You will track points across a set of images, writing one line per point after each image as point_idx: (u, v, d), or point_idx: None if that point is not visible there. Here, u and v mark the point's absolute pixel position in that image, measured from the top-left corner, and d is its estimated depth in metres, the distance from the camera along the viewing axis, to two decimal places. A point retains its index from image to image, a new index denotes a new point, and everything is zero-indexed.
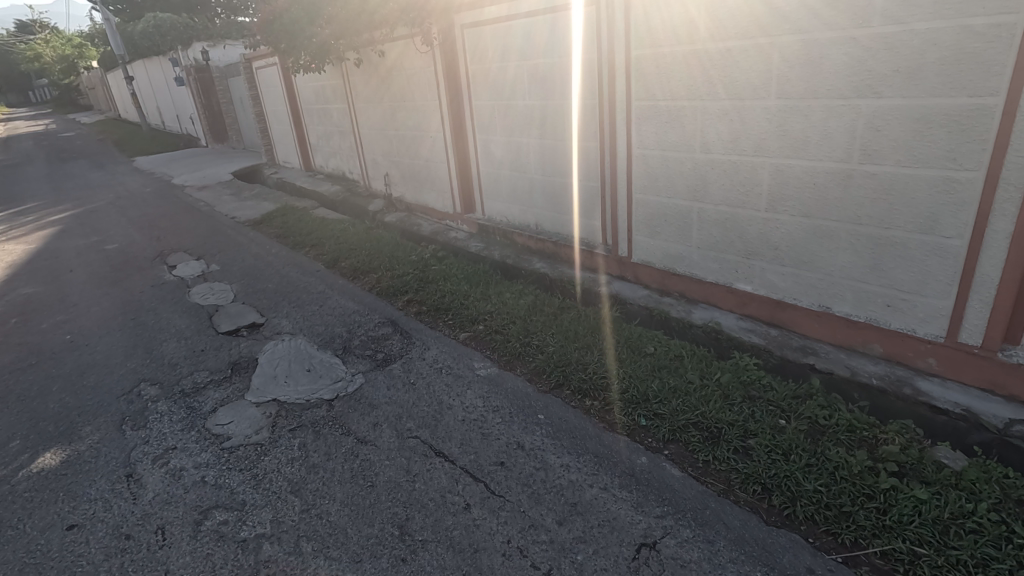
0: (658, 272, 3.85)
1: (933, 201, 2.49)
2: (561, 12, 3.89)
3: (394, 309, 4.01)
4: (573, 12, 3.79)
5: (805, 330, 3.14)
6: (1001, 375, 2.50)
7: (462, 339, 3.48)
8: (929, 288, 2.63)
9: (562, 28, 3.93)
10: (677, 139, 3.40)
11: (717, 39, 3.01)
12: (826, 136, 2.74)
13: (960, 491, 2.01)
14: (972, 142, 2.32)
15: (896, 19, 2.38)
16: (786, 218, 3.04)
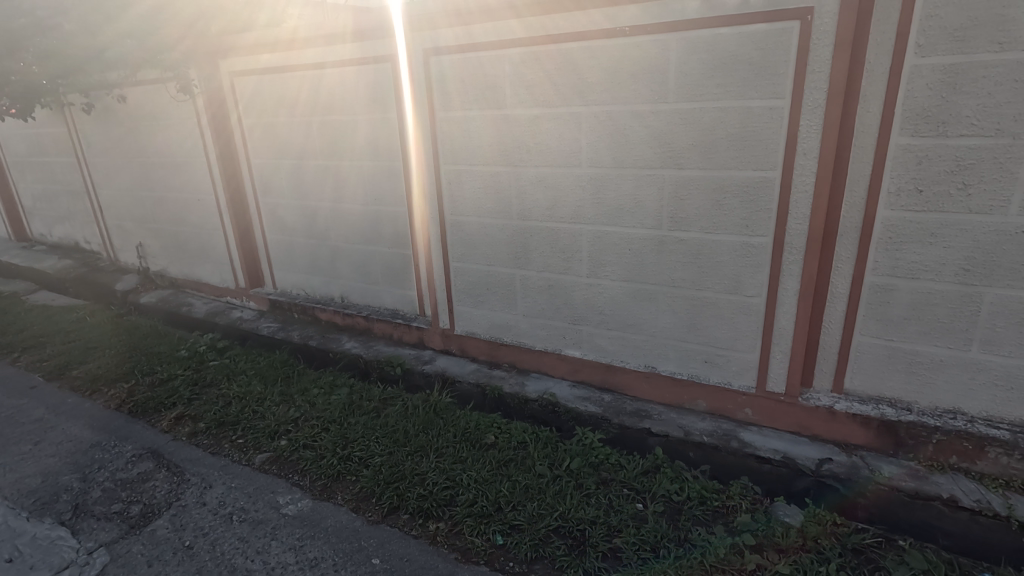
0: (485, 342, 3.56)
1: (735, 263, 2.64)
2: (353, 65, 3.51)
3: (158, 433, 3.05)
4: (369, 67, 3.45)
5: (636, 392, 3.10)
6: (805, 418, 2.65)
7: (259, 463, 2.76)
8: (739, 343, 2.75)
9: (358, 82, 3.54)
10: (494, 206, 3.22)
11: (525, 105, 2.92)
12: (638, 204, 2.78)
13: (810, 555, 2.16)
14: (760, 211, 2.51)
15: (688, 97, 2.51)
16: (609, 283, 3.02)
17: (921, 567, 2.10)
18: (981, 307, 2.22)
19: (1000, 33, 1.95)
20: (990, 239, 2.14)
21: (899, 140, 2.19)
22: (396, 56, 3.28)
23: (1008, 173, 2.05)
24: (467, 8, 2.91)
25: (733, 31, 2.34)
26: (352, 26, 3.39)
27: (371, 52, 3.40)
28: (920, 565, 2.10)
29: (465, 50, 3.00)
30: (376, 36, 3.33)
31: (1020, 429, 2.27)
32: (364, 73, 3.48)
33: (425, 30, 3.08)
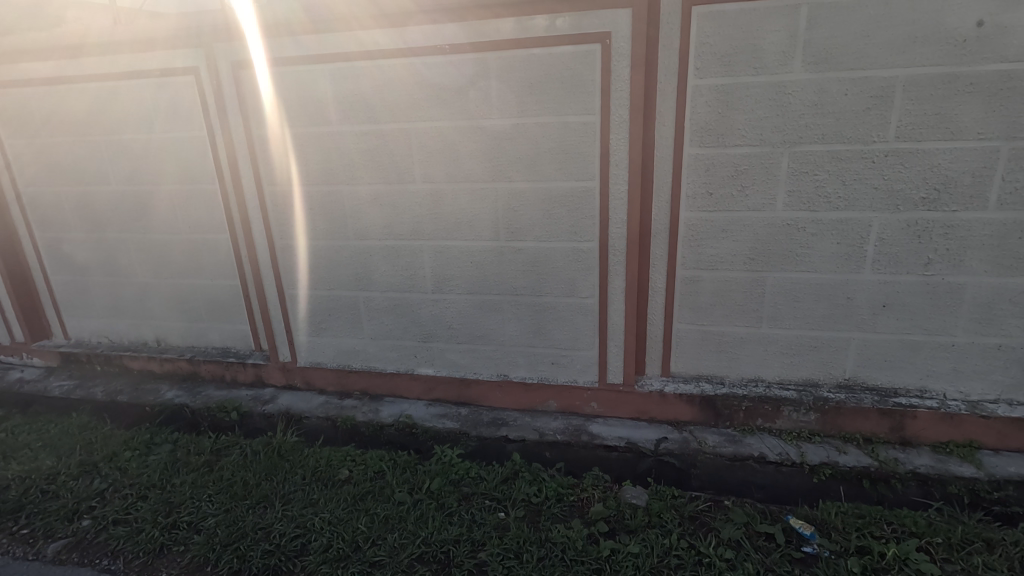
0: (332, 372, 3.34)
1: (568, 267, 2.80)
2: (146, 78, 3.10)
3: None
4: (166, 80, 3.07)
5: (492, 401, 3.13)
6: (643, 404, 2.89)
7: (54, 548, 2.37)
8: (579, 342, 2.92)
9: (154, 97, 3.13)
10: (328, 227, 3.06)
11: (350, 121, 2.83)
12: (475, 218, 2.83)
13: (655, 529, 2.37)
14: (585, 218, 2.69)
15: (511, 113, 2.62)
16: (454, 296, 3.02)
17: (743, 521, 2.39)
18: (765, 289, 2.62)
19: (755, 59, 2.33)
20: (766, 231, 2.53)
21: (691, 151, 2.50)
22: (198, 68, 2.98)
23: (773, 176, 2.45)
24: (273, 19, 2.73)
25: (545, 51, 2.50)
26: (140, 34, 3.00)
27: (167, 64, 3.04)
28: (742, 519, 2.39)
29: (275, 63, 2.82)
30: (171, 46, 2.98)
31: (803, 387, 2.71)
32: (162, 87, 3.09)
33: (229, 41, 2.85)
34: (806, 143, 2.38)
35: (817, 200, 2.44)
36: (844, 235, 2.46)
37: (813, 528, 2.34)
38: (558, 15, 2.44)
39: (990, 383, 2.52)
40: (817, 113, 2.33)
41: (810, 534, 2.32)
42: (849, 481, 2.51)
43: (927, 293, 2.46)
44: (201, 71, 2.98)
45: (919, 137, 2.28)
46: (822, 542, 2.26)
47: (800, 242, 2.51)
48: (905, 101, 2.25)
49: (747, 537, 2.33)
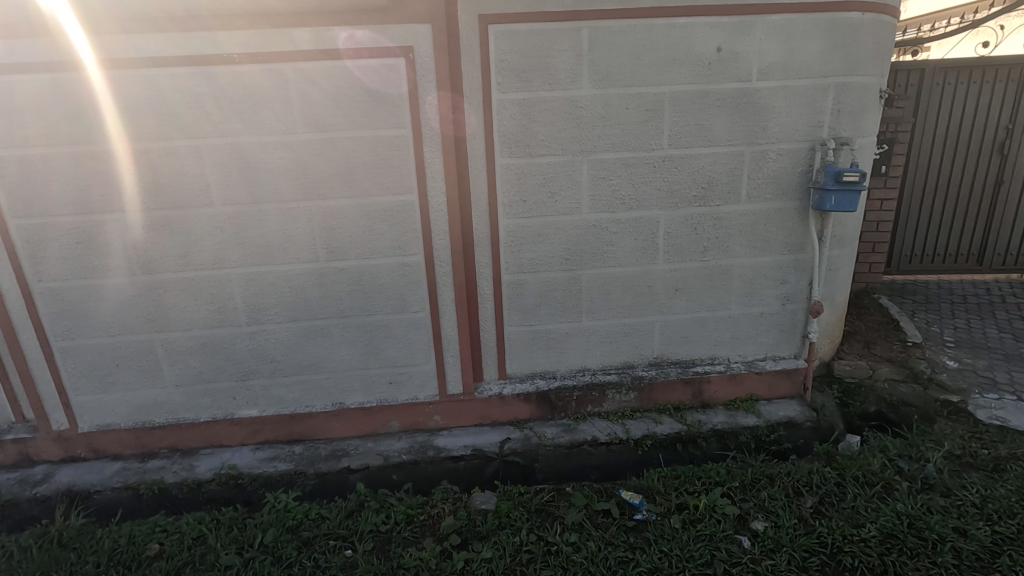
0: (128, 432, 2.83)
1: (396, 283, 2.74)
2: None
3: None
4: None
5: (328, 433, 2.92)
6: (484, 409, 2.94)
7: None
8: (415, 358, 2.87)
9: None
10: (106, 262, 2.59)
11: (120, 138, 2.44)
12: (289, 240, 2.62)
13: (506, 529, 2.44)
14: (408, 232, 2.66)
15: (317, 126, 2.48)
16: (274, 326, 2.76)
17: (583, 504, 2.56)
18: (581, 286, 2.85)
19: (549, 76, 2.52)
20: (576, 233, 2.76)
21: (502, 161, 2.62)
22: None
23: (576, 183, 2.68)
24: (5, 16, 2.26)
25: (346, 63, 2.41)
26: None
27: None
28: (582, 501, 2.56)
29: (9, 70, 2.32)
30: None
31: (622, 370, 3.00)
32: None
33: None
34: (600, 152, 2.64)
35: (614, 202, 2.72)
36: (639, 232, 2.78)
37: (641, 497, 2.58)
38: (357, 27, 2.37)
39: (759, 345, 3.05)
40: (606, 125, 2.60)
41: (639, 502, 2.55)
42: (666, 448, 2.84)
43: (707, 276, 2.89)
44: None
45: (686, 144, 2.67)
46: (650, 507, 2.50)
47: (605, 241, 2.78)
48: (673, 114, 2.62)
49: (588, 518, 2.50)
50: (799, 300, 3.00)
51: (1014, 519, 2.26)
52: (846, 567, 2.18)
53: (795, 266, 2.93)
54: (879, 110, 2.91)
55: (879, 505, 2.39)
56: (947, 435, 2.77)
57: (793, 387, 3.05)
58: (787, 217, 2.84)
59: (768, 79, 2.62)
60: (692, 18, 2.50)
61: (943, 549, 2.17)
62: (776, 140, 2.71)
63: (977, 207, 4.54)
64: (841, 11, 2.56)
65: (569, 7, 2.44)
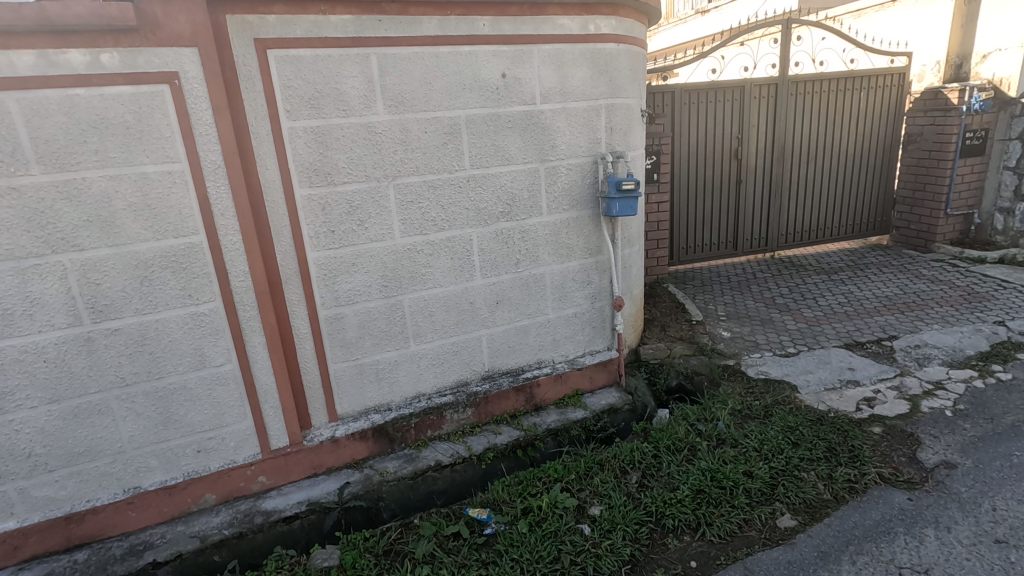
0: None
1: (190, 337, 2.41)
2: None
3: None
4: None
5: (121, 527, 2.44)
6: (315, 458, 2.72)
7: None
8: (226, 417, 2.55)
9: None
10: None
11: None
12: (36, 304, 2.15)
13: None
14: (198, 278, 2.36)
15: (61, 166, 2.09)
16: (26, 413, 2.23)
17: (432, 532, 2.53)
18: (404, 311, 2.80)
19: (340, 103, 2.45)
20: (391, 259, 2.71)
21: (301, 192, 2.47)
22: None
23: (384, 209, 2.64)
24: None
25: (89, 91, 2.07)
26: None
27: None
28: (431, 530, 2.52)
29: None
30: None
31: (457, 389, 3.02)
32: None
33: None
34: (404, 176, 2.64)
35: (426, 224, 2.74)
36: (454, 251, 2.84)
37: (489, 510, 2.62)
38: (100, 50, 2.05)
39: (577, 343, 3.30)
40: (406, 149, 2.61)
41: (486, 516, 2.60)
42: (507, 456, 2.92)
43: (523, 286, 3.06)
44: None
45: (486, 164, 2.80)
46: (497, 519, 2.56)
47: (422, 263, 2.78)
48: (469, 137, 2.73)
49: (438, 545, 2.47)
50: (604, 298, 3.33)
51: (783, 453, 2.76)
52: (669, 529, 2.45)
53: (596, 267, 3.25)
54: (643, 126, 3.38)
55: (688, 467, 2.74)
56: (730, 395, 3.28)
57: (610, 375, 3.36)
58: (583, 224, 3.14)
59: (550, 102, 2.87)
60: (474, 46, 2.64)
61: (738, 493, 2.55)
62: (564, 156, 2.99)
63: (727, 203, 5.52)
64: (600, 42, 2.93)
65: (352, 33, 2.41)
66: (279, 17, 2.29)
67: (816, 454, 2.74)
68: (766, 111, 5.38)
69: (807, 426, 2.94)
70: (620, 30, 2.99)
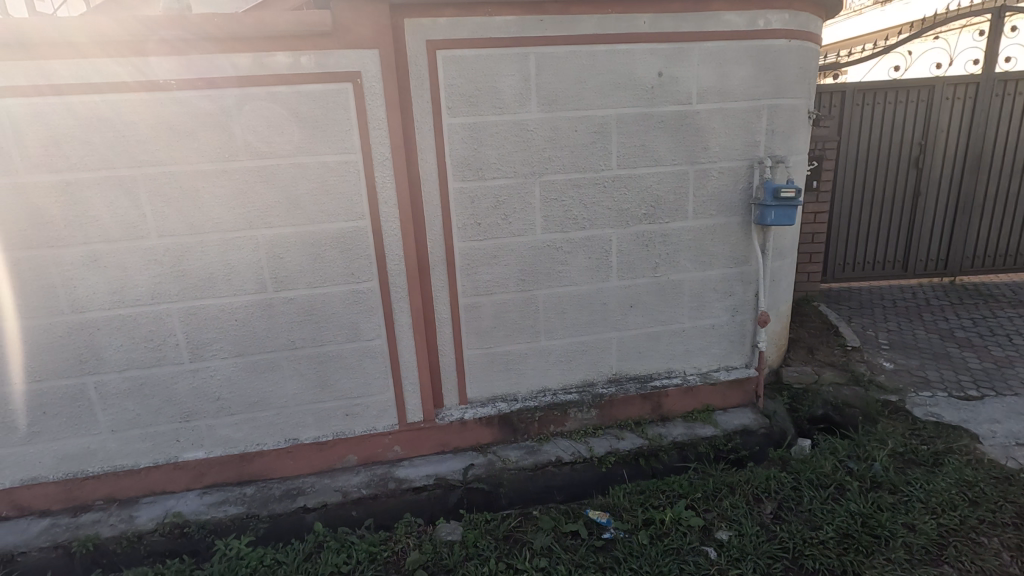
0: (58, 486, 2.61)
1: (348, 312, 2.67)
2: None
3: None
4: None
5: (280, 471, 2.79)
6: (443, 436, 2.88)
7: None
8: (371, 387, 2.79)
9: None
10: (31, 303, 2.41)
11: (43, 171, 2.29)
12: (232, 272, 2.52)
13: (474, 559, 2.42)
14: (360, 258, 2.60)
15: (262, 154, 2.41)
16: (218, 363, 2.62)
17: (551, 527, 2.56)
18: (538, 306, 2.86)
19: (497, 101, 2.55)
20: (530, 254, 2.77)
21: (453, 185, 2.61)
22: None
23: (528, 205, 2.70)
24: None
25: (287, 89, 2.36)
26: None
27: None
28: (549, 524, 2.56)
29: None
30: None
31: (582, 389, 3.02)
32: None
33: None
34: (551, 174, 2.68)
35: (568, 223, 2.76)
36: (592, 251, 2.83)
37: (608, 515, 2.59)
38: (300, 53, 2.33)
39: (712, 356, 3.13)
40: (554, 147, 2.65)
41: (606, 520, 2.57)
42: (629, 463, 2.86)
43: (659, 291, 2.96)
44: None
45: (633, 165, 2.75)
46: (617, 525, 2.52)
47: (559, 260, 2.81)
48: (618, 136, 2.70)
49: (556, 540, 2.49)
50: (746, 311, 3.12)
51: (955, 510, 2.39)
52: (808, 571, 2.24)
53: (741, 278, 3.05)
54: (808, 129, 3.10)
55: (834, 507, 2.48)
56: (890, 433, 2.91)
57: (746, 395, 3.15)
58: (730, 232, 2.96)
59: (706, 102, 2.74)
60: (632, 45, 2.60)
61: (896, 546, 2.26)
62: (716, 159, 2.84)
63: (898, 217, 4.88)
64: (768, 39, 2.73)
65: (514, 33, 2.49)
66: (450, 20, 2.43)
67: (1001, 519, 2.33)
68: (960, 114, 4.66)
69: (990, 484, 2.52)
70: (792, 25, 2.77)
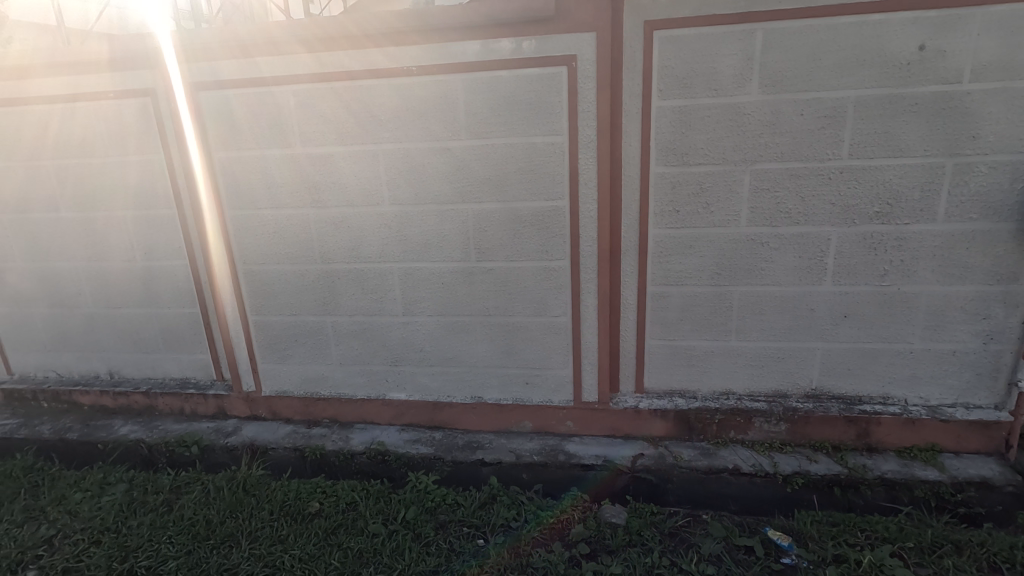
0: (299, 400, 3.23)
1: (539, 287, 2.80)
2: (75, 104, 3.00)
3: None
4: (101, 103, 2.97)
5: (464, 424, 3.08)
6: (616, 421, 2.89)
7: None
8: (552, 361, 2.91)
9: (70, 126, 3.04)
10: (295, 252, 2.98)
11: (313, 144, 2.79)
12: (443, 240, 2.81)
13: (638, 547, 2.44)
14: (555, 236, 2.70)
15: (478, 134, 2.62)
16: (424, 319, 2.97)
17: (722, 535, 2.47)
18: (732, 303, 2.68)
19: (713, 82, 2.41)
20: (730, 247, 2.60)
21: (655, 169, 2.55)
22: (116, 97, 2.94)
23: (734, 194, 2.52)
24: (191, 42, 2.73)
25: (508, 73, 2.52)
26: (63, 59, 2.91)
27: (100, 87, 2.95)
28: (721, 533, 2.47)
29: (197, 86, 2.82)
30: (84, 71, 2.93)
31: (773, 399, 2.77)
32: (94, 111, 2.99)
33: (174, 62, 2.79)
34: (766, 162, 2.46)
35: (778, 216, 2.52)
36: (804, 249, 2.54)
37: (790, 540, 2.41)
38: (522, 39, 2.47)
39: (946, 388, 2.62)
40: (773, 133, 2.42)
41: (787, 545, 2.39)
42: (821, 490, 2.56)
43: (883, 302, 2.56)
44: (121, 97, 2.93)
45: (869, 155, 2.39)
46: (801, 553, 2.34)
47: (763, 256, 2.58)
48: (854, 122, 2.36)
49: (728, 551, 2.40)
50: (1006, 340, 2.53)
51: None
52: None
53: (1003, 299, 2.48)
54: None
55: None
56: None
57: (990, 442, 2.58)
58: (995, 241, 2.42)
59: (982, 81, 2.25)
60: (887, 14, 2.23)
61: None
62: (987, 150, 2.32)
63: None
64: None
65: (741, 9, 2.32)
66: None
67: None
68: None
69: None
70: None
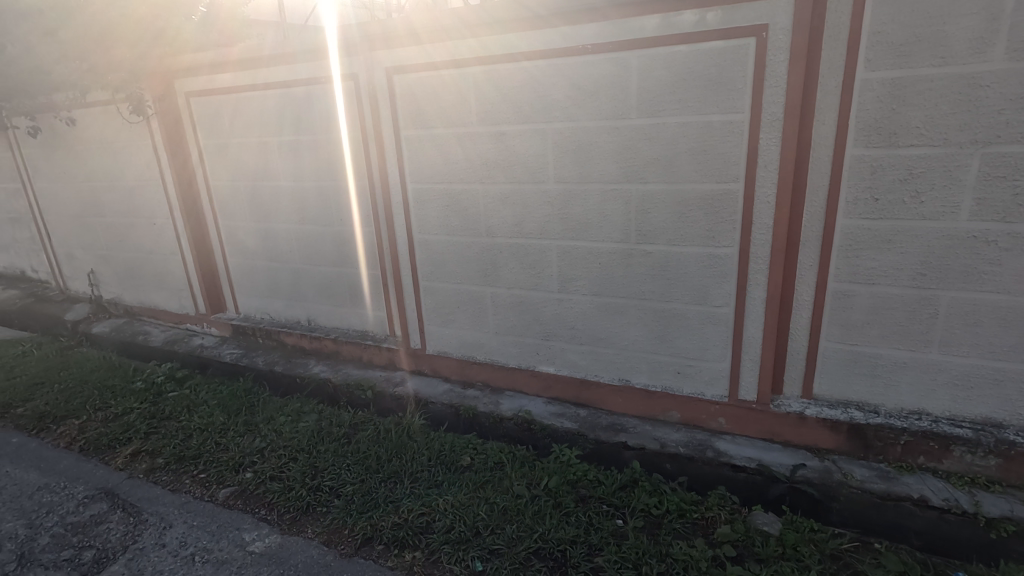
0: (457, 362, 3.49)
1: (701, 274, 2.67)
2: (292, 90, 3.52)
3: (126, 470, 3.24)
4: (314, 87, 3.44)
5: (609, 405, 3.09)
6: (776, 425, 2.68)
7: (238, 480, 3.03)
8: (708, 352, 2.77)
9: (287, 108, 3.58)
10: (464, 224, 3.20)
11: (487, 122, 2.94)
12: (604, 220, 2.80)
13: (792, 562, 2.26)
14: (725, 221, 2.54)
15: (649, 112, 2.55)
16: (578, 297, 3.01)
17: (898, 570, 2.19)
18: (937, 309, 2.30)
19: (940, 49, 2.05)
20: (942, 244, 2.22)
21: (853, 152, 2.26)
22: (309, 82, 3.44)
23: (955, 181, 2.14)
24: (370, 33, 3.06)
25: (688, 47, 2.40)
26: (281, 50, 3.43)
27: (315, 73, 3.40)
28: (897, 567, 2.19)
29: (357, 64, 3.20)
30: (291, 61, 3.45)
31: (981, 427, 2.34)
32: (307, 95, 3.48)
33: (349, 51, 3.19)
34: (1004, 144, 2.04)
35: (1014, 210, 2.09)
36: None
37: None
38: (708, 10, 2.33)
39: None
40: (1019, 109, 2.00)
41: None
42: None
43: None
44: (316, 81, 3.41)
45: None
46: None
47: (986, 258, 2.17)
48: None
49: None
50: None
51: None
52: None
53: None
54: None
55: None
56: None
57: None
58: None
59: None
60: None
61: None
62: None
63: None
64: None
65: None
66: None
67: None
68: None
69: None
70: None
